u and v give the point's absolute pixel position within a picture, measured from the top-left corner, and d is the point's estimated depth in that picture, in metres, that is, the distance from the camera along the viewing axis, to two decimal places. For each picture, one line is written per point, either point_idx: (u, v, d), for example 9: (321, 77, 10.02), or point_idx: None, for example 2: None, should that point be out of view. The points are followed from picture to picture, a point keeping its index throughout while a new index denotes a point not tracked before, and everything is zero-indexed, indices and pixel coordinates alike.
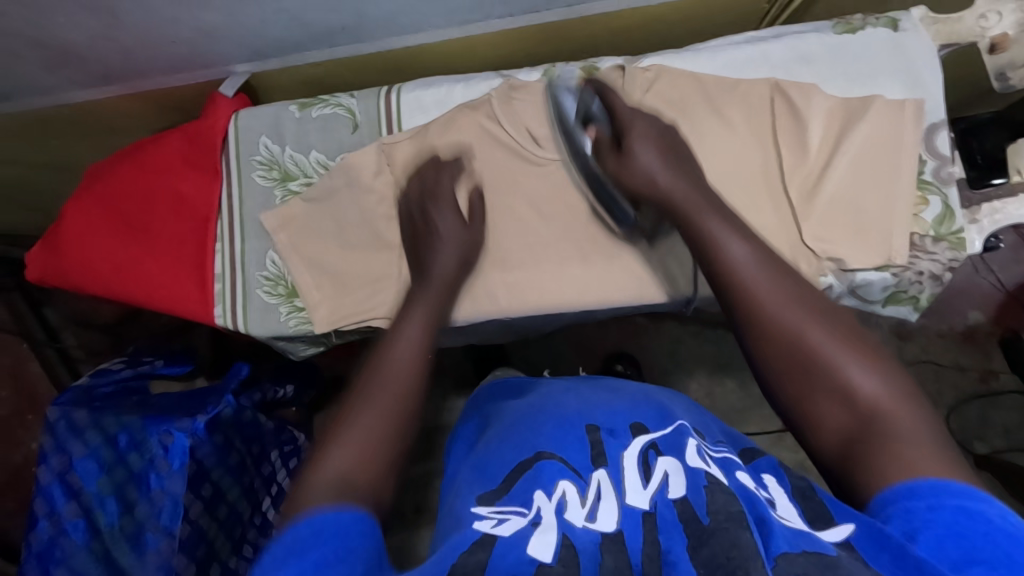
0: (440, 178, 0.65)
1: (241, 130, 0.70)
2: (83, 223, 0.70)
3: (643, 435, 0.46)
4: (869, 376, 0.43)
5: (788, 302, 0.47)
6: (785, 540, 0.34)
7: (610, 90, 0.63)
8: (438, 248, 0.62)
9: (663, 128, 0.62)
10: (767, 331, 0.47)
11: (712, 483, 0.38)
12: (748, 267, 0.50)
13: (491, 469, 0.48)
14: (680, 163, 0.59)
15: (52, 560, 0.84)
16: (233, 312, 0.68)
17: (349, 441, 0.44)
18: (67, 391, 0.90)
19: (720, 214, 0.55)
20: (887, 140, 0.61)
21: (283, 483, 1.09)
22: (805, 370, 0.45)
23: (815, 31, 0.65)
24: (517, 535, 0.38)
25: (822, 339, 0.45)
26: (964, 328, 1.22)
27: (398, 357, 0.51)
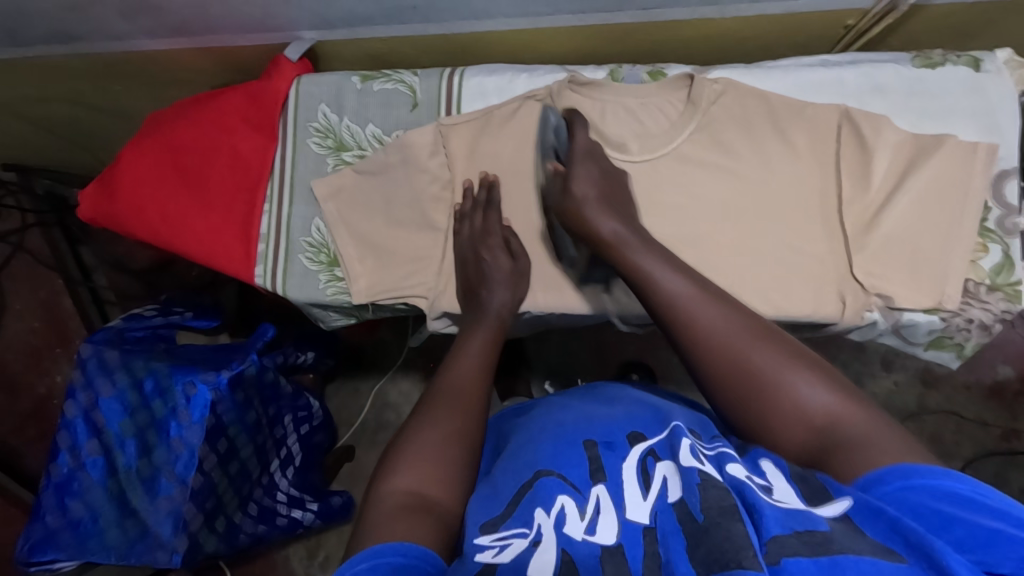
0: (489, 210, 0.65)
1: (302, 96, 0.71)
2: (142, 169, 0.72)
3: (640, 444, 0.47)
4: (817, 389, 0.43)
5: (727, 326, 0.48)
6: (776, 521, 0.34)
7: (579, 123, 0.63)
8: (496, 284, 0.62)
9: (610, 172, 0.62)
10: (712, 362, 0.47)
11: (706, 480, 0.39)
12: (687, 303, 0.50)
13: (495, 491, 0.46)
14: (617, 209, 0.59)
15: (70, 492, 0.86)
16: (274, 274, 0.69)
17: (409, 481, 0.46)
18: (100, 331, 0.92)
19: (653, 249, 0.55)
20: (953, 180, 0.60)
21: (293, 447, 1.11)
22: (751, 392, 0.45)
23: (894, 61, 0.64)
24: (517, 561, 0.38)
25: (765, 360, 0.45)
26: (992, 382, 1.20)
27: (459, 373, 0.55)
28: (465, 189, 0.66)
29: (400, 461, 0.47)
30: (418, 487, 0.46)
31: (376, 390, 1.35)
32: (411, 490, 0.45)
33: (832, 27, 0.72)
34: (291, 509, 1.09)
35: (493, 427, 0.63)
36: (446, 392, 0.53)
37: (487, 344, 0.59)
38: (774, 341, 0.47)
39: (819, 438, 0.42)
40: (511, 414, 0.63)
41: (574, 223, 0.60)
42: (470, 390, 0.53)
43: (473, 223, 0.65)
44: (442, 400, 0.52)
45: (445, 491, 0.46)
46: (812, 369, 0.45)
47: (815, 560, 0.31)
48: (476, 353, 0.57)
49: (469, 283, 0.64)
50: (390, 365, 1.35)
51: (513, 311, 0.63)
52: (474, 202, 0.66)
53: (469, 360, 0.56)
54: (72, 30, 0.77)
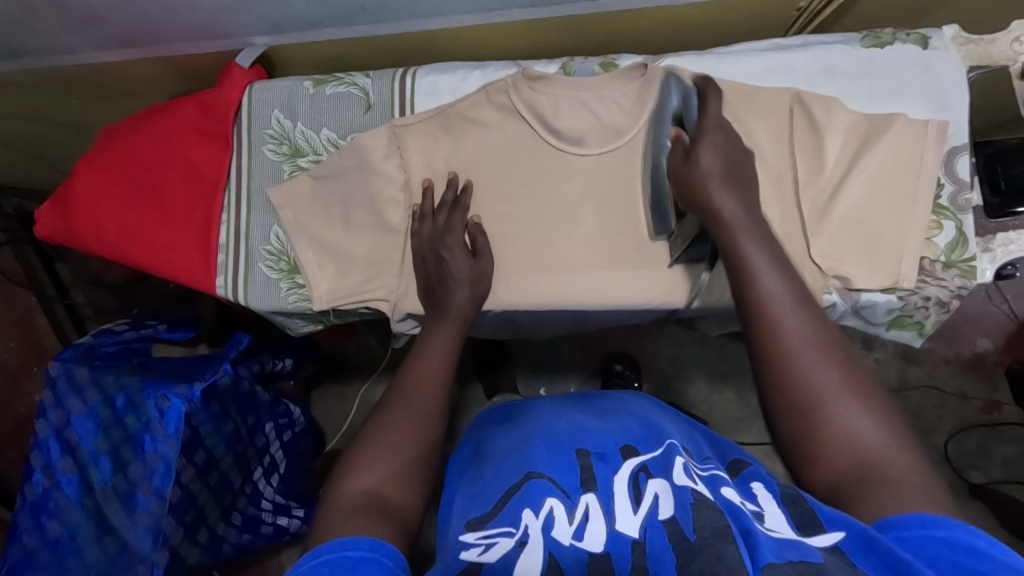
0: (456, 210, 0.65)
1: (255, 103, 0.70)
2: (96, 184, 0.71)
3: (633, 457, 0.46)
4: (866, 423, 0.44)
5: (817, 353, 0.47)
6: (772, 550, 0.35)
7: (713, 95, 0.59)
8: (454, 285, 0.62)
9: (737, 150, 0.58)
10: (789, 374, 0.47)
11: (699, 500, 0.39)
12: (783, 307, 0.49)
13: (483, 490, 0.47)
14: (741, 191, 0.56)
15: (46, 512, 0.86)
16: (235, 284, 0.69)
17: (371, 483, 0.46)
18: (69, 348, 0.91)
19: (763, 241, 0.53)
20: (906, 158, 0.60)
21: (276, 455, 1.11)
22: (806, 408, 0.46)
23: (843, 42, 0.63)
24: (505, 560, 0.39)
25: (833, 386, 0.46)
26: (971, 354, 1.21)
27: (421, 373, 0.56)
28: (424, 189, 0.66)
29: (366, 464, 0.48)
30: (381, 490, 0.46)
31: (362, 393, 1.34)
32: (372, 491, 0.45)
33: (785, 10, 0.72)
34: (277, 517, 1.09)
35: (481, 426, 0.63)
36: (403, 394, 0.54)
37: (451, 344, 0.59)
38: (846, 369, 0.47)
39: (858, 468, 0.43)
40: (491, 421, 0.62)
41: (692, 196, 0.57)
42: (430, 394, 0.54)
43: (421, 229, 0.65)
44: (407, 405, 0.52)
45: (405, 493, 0.47)
46: (870, 404, 0.45)
47: None
48: (442, 355, 0.58)
49: (428, 285, 0.64)
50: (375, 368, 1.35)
51: (474, 311, 0.63)
52: (432, 203, 0.65)
53: (433, 363, 0.57)
54: (19, 46, 0.75)
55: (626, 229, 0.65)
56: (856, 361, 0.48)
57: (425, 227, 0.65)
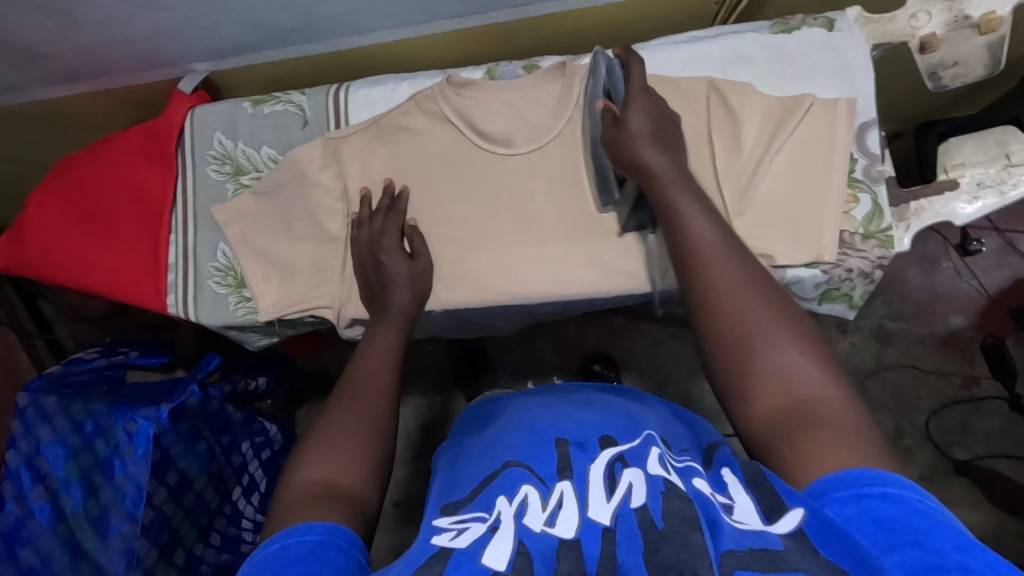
0: (390, 214, 0.67)
1: (197, 126, 0.72)
2: (47, 216, 0.73)
3: (611, 448, 0.44)
4: (797, 359, 0.45)
5: (750, 292, 0.49)
6: (732, 538, 0.34)
7: (635, 64, 0.62)
8: (393, 286, 0.63)
9: (668, 114, 0.61)
10: (722, 312, 0.48)
11: (671, 490, 0.37)
12: (712, 248, 0.51)
13: (455, 487, 0.49)
14: (671, 151, 0.59)
15: (19, 541, 0.86)
16: (185, 301, 0.70)
17: (321, 473, 0.47)
18: (39, 377, 0.93)
19: (696, 192, 0.55)
20: (818, 137, 0.62)
21: (255, 474, 1.12)
22: (740, 351, 0.46)
23: (754, 31, 0.66)
24: (474, 545, 0.39)
25: (762, 320, 0.47)
26: (946, 332, 1.21)
27: (365, 370, 0.57)
28: (361, 197, 0.68)
29: (319, 455, 0.48)
30: (333, 478, 0.46)
31: None
32: (324, 481, 0.46)
33: (705, 4, 0.74)
34: (257, 535, 1.09)
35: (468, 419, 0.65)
36: (347, 384, 0.55)
37: (394, 342, 0.60)
38: (778, 309, 0.48)
39: (791, 407, 0.43)
40: (476, 418, 0.63)
41: (623, 156, 0.59)
42: (379, 389, 0.55)
43: (358, 236, 0.66)
44: (348, 395, 0.54)
45: (356, 479, 0.47)
46: (802, 344, 0.45)
47: None
48: (383, 349, 0.59)
49: (368, 289, 0.65)
50: None
51: (416, 308, 0.64)
52: (369, 209, 0.67)
53: (377, 356, 0.58)
54: None
55: (562, 224, 0.67)
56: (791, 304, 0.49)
57: (361, 232, 0.67)
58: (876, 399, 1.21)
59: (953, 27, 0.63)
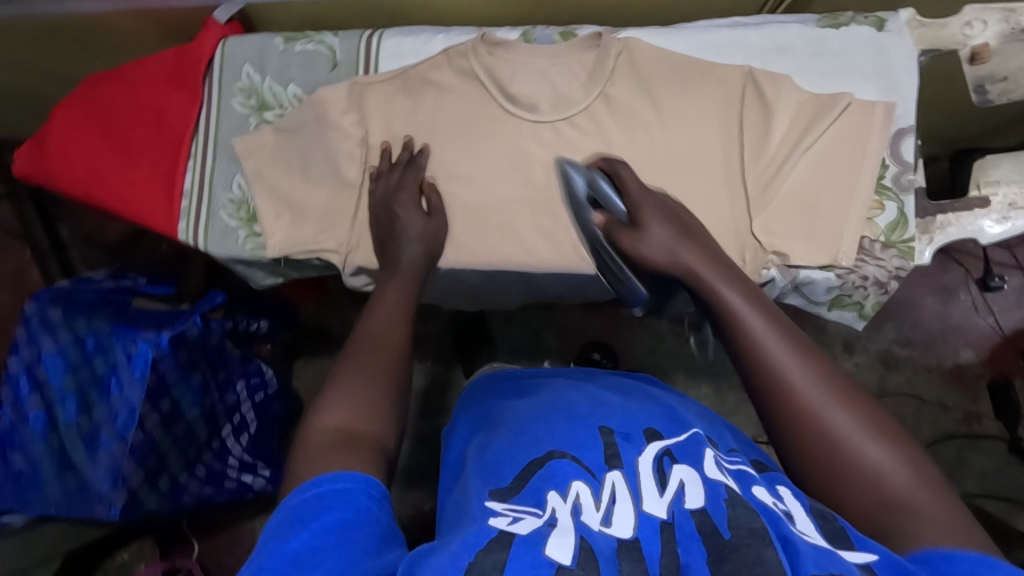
0: (410, 168, 0.67)
1: (227, 56, 0.72)
2: (70, 128, 0.74)
3: (658, 441, 0.47)
4: (889, 458, 0.42)
5: (820, 385, 0.45)
6: (812, 560, 0.34)
7: (619, 168, 0.61)
8: (405, 242, 0.63)
9: (677, 210, 0.60)
10: (792, 411, 0.45)
11: (733, 497, 0.39)
12: (774, 343, 0.48)
13: (496, 467, 0.48)
14: (698, 244, 0.57)
15: (10, 444, 0.88)
16: (196, 229, 0.71)
17: (341, 420, 0.47)
18: (47, 290, 0.93)
19: (742, 283, 0.53)
20: (850, 138, 0.61)
21: (246, 414, 1.13)
22: (824, 448, 0.44)
23: (800, 22, 0.64)
24: (535, 534, 0.38)
25: (843, 419, 0.44)
26: (953, 365, 1.19)
27: (372, 329, 0.55)
28: (381, 151, 0.68)
29: (335, 402, 0.48)
30: (352, 425, 0.47)
31: None
32: (343, 427, 0.46)
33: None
34: (240, 474, 1.12)
35: (480, 393, 0.66)
36: (362, 340, 0.53)
37: (400, 297, 0.59)
38: (854, 403, 0.45)
39: (886, 509, 0.41)
40: (503, 393, 0.62)
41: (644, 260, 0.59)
42: (389, 343, 0.53)
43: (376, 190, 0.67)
44: (366, 352, 0.52)
45: (374, 424, 0.47)
46: (883, 434, 0.43)
47: None
48: (390, 311, 0.57)
49: (384, 240, 0.65)
50: None
51: (426, 263, 0.63)
52: (388, 161, 0.67)
53: (385, 314, 0.56)
54: None
55: None
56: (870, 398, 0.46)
57: (379, 185, 0.67)
58: None
59: (1008, 39, 0.61)
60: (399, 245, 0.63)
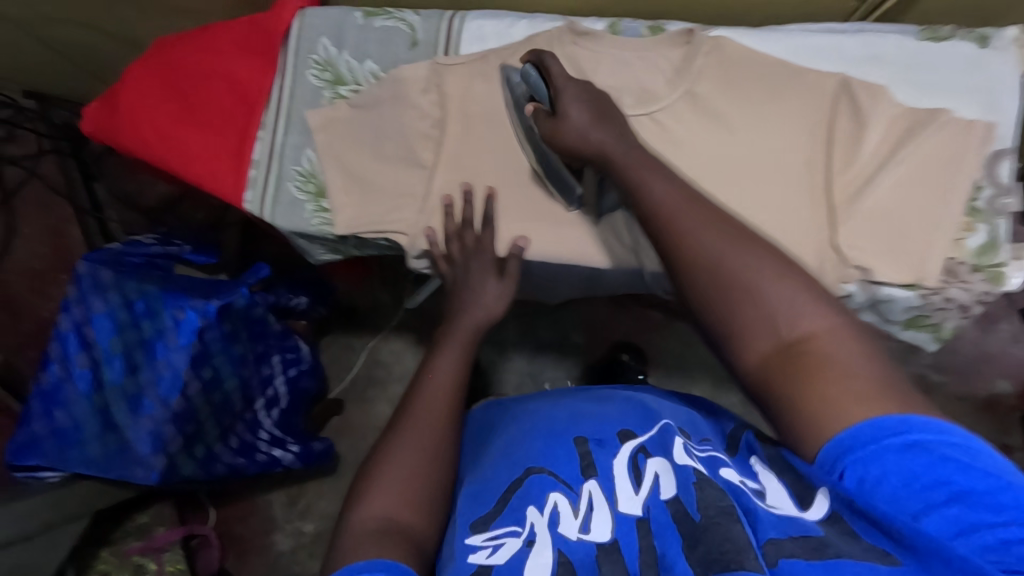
0: (473, 229, 0.66)
1: (304, 27, 0.71)
2: (142, 89, 0.73)
3: (630, 441, 0.47)
4: (788, 295, 0.40)
5: (716, 234, 0.43)
6: (773, 525, 0.36)
7: (549, 60, 0.57)
8: (475, 302, 0.63)
9: (598, 92, 0.55)
10: (690, 264, 0.43)
11: (702, 479, 0.40)
12: (671, 199, 0.45)
13: (484, 491, 0.49)
14: (617, 127, 0.52)
15: (55, 402, 0.88)
16: (263, 200, 0.70)
17: (382, 508, 0.46)
18: (97, 252, 0.93)
19: (649, 156, 0.49)
20: (946, 156, 0.59)
21: (279, 390, 1.10)
22: (724, 295, 0.41)
23: (899, 33, 0.62)
24: (510, 563, 0.40)
25: (743, 262, 0.41)
26: (986, 396, 1.20)
27: (433, 395, 0.55)
28: (445, 207, 0.66)
29: (373, 490, 0.47)
30: (393, 513, 0.46)
31: (369, 347, 1.37)
32: (385, 516, 0.45)
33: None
34: (272, 448, 1.10)
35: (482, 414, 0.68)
36: (418, 414, 0.53)
37: (458, 360, 0.58)
38: (752, 246, 0.42)
39: (783, 350, 0.39)
40: (497, 414, 0.65)
41: (567, 149, 0.54)
42: (439, 414, 0.53)
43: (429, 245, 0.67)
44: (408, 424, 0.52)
45: (417, 515, 0.46)
46: (785, 272, 0.41)
47: (812, 562, 0.33)
48: (447, 371, 0.57)
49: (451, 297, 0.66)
50: (387, 324, 1.37)
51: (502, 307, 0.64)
52: (455, 222, 0.66)
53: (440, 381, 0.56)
54: None
55: None
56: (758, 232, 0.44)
57: (457, 253, 0.66)
58: None
59: None
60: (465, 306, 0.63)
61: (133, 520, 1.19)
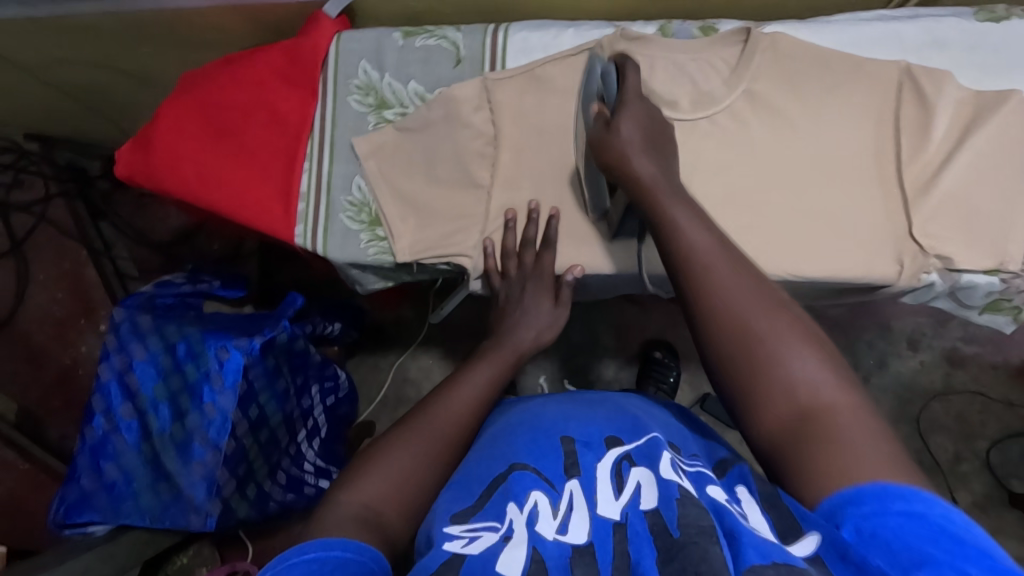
0: (541, 249, 0.64)
1: (342, 52, 0.69)
2: (178, 128, 0.70)
3: (617, 447, 0.43)
4: (813, 367, 0.39)
5: (751, 295, 0.43)
6: (757, 551, 0.30)
7: (631, 69, 0.56)
8: (519, 326, 0.64)
9: (658, 119, 0.56)
10: (718, 321, 0.43)
11: (684, 496, 0.35)
12: (707, 256, 0.46)
13: (466, 484, 0.44)
14: (662, 159, 0.53)
15: (104, 455, 0.87)
16: (314, 233, 0.68)
17: (371, 497, 0.42)
18: (133, 296, 0.91)
19: (687, 203, 0.49)
20: (1019, 136, 0.58)
21: (319, 418, 1.07)
22: (745, 354, 0.41)
23: (956, 15, 0.62)
24: (487, 552, 0.35)
25: (776, 327, 0.41)
26: (1018, 363, 1.10)
27: (457, 407, 0.52)
28: (506, 221, 0.64)
29: (369, 476, 0.44)
30: (378, 506, 0.42)
31: (398, 364, 1.27)
32: (371, 505, 0.42)
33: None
34: (318, 479, 1.06)
35: None
36: (425, 427, 0.49)
37: (494, 378, 0.57)
38: (786, 313, 0.42)
39: (801, 417, 0.38)
40: None
41: (611, 165, 0.54)
42: (467, 431, 0.51)
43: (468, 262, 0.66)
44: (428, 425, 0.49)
45: (393, 511, 0.42)
46: (816, 346, 0.41)
47: None
48: (480, 389, 0.55)
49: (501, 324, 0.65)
50: (412, 339, 1.28)
51: (553, 324, 0.66)
52: (514, 240, 0.64)
53: (468, 395, 0.54)
54: None
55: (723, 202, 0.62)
56: (792, 300, 0.44)
57: (514, 271, 0.65)
58: (938, 422, 1.10)
59: None
60: (511, 329, 0.64)
61: (173, 563, 1.14)
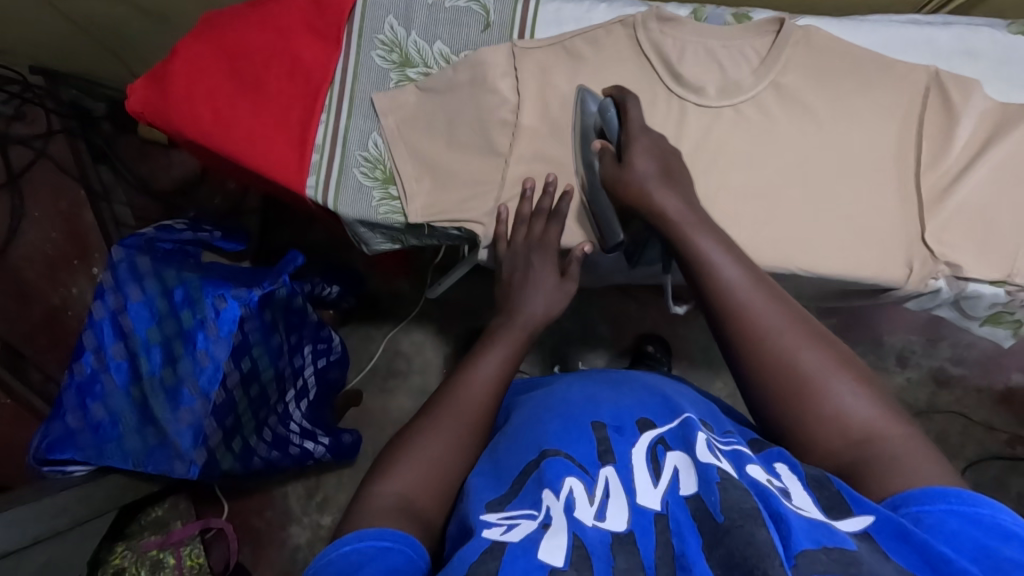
0: (552, 219, 0.62)
1: (368, 5, 0.68)
2: (193, 68, 0.69)
3: (650, 430, 0.43)
4: (862, 403, 0.40)
5: (790, 328, 0.43)
6: (804, 534, 0.32)
7: (630, 101, 0.58)
8: (528, 294, 0.59)
9: (668, 148, 0.57)
10: (758, 358, 0.43)
11: (726, 480, 0.35)
12: (743, 290, 0.45)
13: (499, 471, 0.43)
14: (680, 189, 0.54)
15: (91, 394, 0.86)
16: (326, 186, 0.67)
17: (402, 489, 0.42)
18: (133, 237, 0.90)
19: (716, 230, 0.49)
20: None
21: (308, 380, 1.06)
22: (792, 391, 0.41)
23: (989, 26, 0.63)
24: (528, 541, 0.34)
25: (820, 361, 0.42)
26: (1003, 389, 1.12)
27: (470, 384, 0.50)
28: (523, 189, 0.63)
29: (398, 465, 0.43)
30: (411, 496, 0.42)
31: (389, 338, 1.25)
32: (405, 497, 0.41)
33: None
34: (303, 440, 1.06)
35: None
36: (453, 405, 0.47)
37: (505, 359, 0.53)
38: (826, 345, 0.43)
39: (852, 449, 0.39)
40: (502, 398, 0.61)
41: (632, 198, 0.55)
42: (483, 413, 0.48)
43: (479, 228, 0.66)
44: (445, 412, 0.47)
45: (428, 496, 0.42)
46: (858, 377, 0.41)
47: None
48: (492, 373, 0.51)
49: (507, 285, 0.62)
50: (406, 314, 1.26)
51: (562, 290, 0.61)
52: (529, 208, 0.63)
53: (483, 376, 0.51)
54: None
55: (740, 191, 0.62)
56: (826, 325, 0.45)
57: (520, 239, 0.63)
58: None
59: None
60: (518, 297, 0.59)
61: (148, 514, 1.10)
